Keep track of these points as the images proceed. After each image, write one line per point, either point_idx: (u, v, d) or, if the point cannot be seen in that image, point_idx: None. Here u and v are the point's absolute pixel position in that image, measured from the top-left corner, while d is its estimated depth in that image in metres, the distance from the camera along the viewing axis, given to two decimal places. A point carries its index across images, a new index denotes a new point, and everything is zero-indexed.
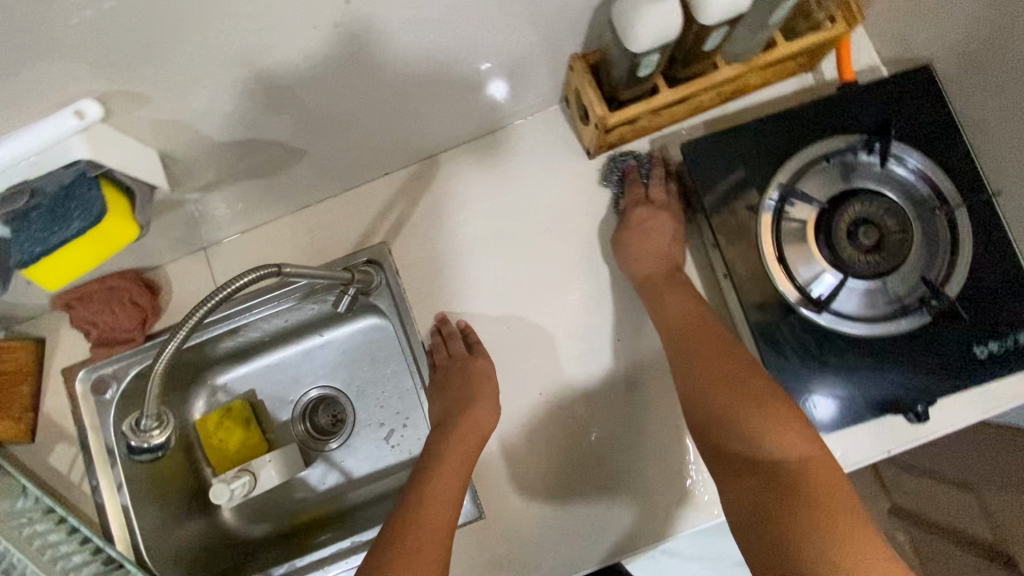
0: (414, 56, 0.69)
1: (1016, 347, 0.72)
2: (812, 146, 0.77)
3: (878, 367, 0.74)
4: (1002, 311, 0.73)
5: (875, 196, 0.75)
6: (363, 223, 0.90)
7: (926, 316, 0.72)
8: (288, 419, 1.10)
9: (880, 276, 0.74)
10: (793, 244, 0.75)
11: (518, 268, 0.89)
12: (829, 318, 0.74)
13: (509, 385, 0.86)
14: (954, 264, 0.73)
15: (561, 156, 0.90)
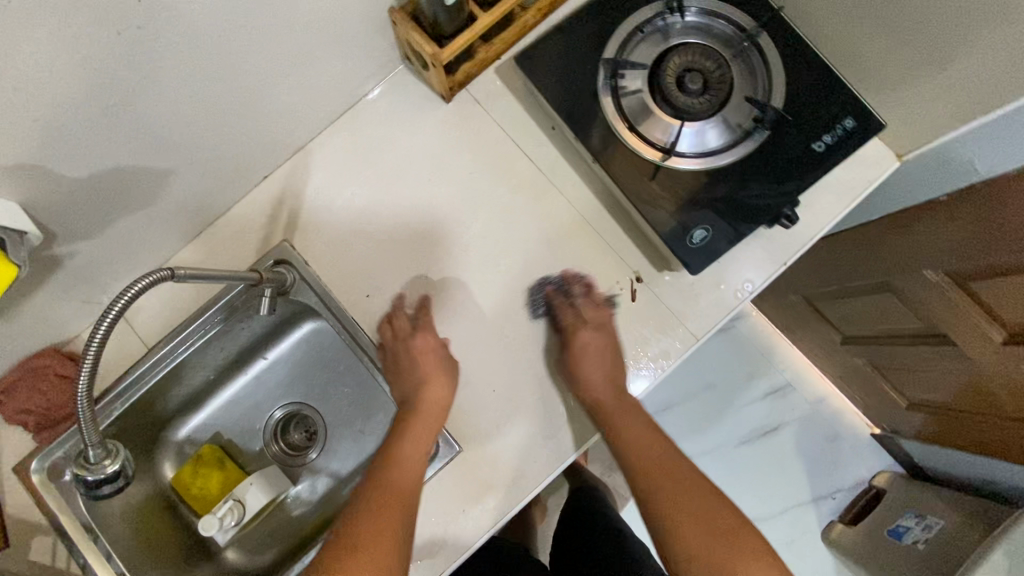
0: (237, 46, 0.73)
1: (845, 132, 0.82)
2: (625, 22, 0.85)
3: (743, 189, 0.82)
4: (824, 107, 0.83)
5: (691, 48, 0.84)
6: (260, 229, 0.94)
7: (763, 133, 0.82)
8: (262, 446, 1.12)
9: (716, 112, 0.82)
10: (636, 111, 0.83)
11: (417, 221, 0.94)
12: (687, 164, 0.82)
13: (443, 326, 0.91)
14: (771, 82, 0.83)
15: (420, 109, 0.96)
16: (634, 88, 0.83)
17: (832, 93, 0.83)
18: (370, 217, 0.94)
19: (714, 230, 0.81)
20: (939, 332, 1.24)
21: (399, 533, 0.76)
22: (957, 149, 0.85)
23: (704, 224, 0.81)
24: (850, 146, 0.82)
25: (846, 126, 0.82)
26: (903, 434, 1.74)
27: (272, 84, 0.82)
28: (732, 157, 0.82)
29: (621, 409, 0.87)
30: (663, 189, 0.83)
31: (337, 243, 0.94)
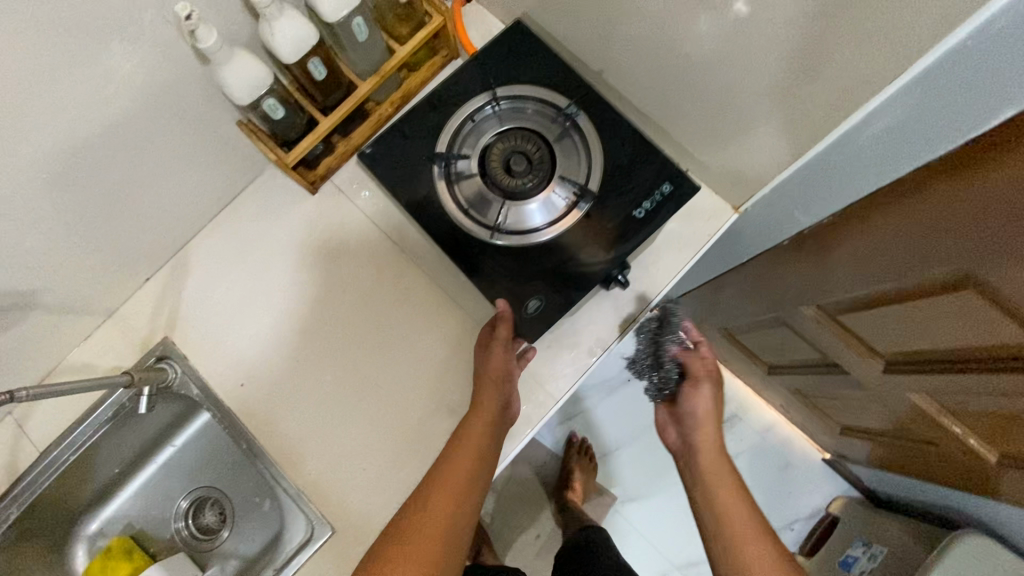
0: (82, 172, 0.81)
1: (664, 197, 0.87)
2: (455, 114, 0.91)
3: (573, 257, 0.88)
4: (642, 176, 0.88)
5: (515, 132, 0.90)
6: (143, 329, 0.99)
7: (587, 202, 0.87)
8: (173, 533, 1.15)
9: (542, 188, 0.88)
10: (469, 195, 0.89)
11: (290, 308, 0.99)
12: (520, 238, 0.87)
13: (315, 408, 0.95)
14: (591, 155, 0.88)
15: (288, 202, 1.02)
16: (466, 174, 0.89)
17: (648, 160, 0.89)
18: (245, 308, 1.00)
19: (548, 299, 0.87)
20: (836, 363, 1.25)
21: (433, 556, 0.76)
22: (775, 199, 0.90)
23: (537, 295, 0.87)
24: (669, 209, 0.87)
25: (665, 190, 0.87)
26: (849, 460, 1.71)
27: (133, 199, 0.90)
28: (561, 228, 0.87)
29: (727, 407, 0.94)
30: (499, 264, 0.88)
31: (215, 335, 0.99)
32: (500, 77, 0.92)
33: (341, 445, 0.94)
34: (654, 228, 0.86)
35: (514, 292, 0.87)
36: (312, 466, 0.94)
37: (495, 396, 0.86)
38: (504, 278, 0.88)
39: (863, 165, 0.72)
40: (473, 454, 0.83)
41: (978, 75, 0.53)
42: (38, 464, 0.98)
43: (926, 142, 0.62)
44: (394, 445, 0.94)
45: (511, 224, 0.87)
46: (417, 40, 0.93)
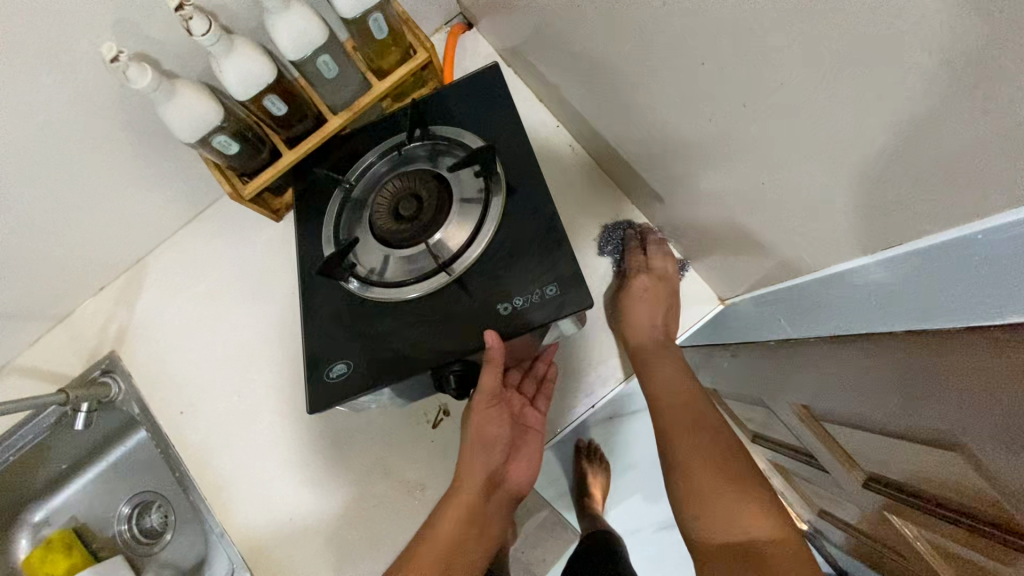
0: (28, 186, 0.77)
1: (541, 300, 0.67)
2: (382, 143, 0.83)
3: (446, 337, 0.69)
4: (527, 260, 0.69)
5: (419, 172, 0.77)
6: (92, 339, 0.97)
7: (446, 276, 0.70)
8: (115, 533, 1.15)
9: (409, 245, 0.73)
10: (356, 231, 0.78)
11: (238, 337, 0.95)
12: (366, 291, 0.74)
13: (250, 446, 0.92)
14: (476, 232, 0.71)
15: (250, 226, 0.98)
16: (360, 203, 0.80)
17: (547, 245, 0.70)
18: (192, 331, 0.96)
19: (354, 366, 0.70)
20: (815, 456, 1.15)
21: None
22: (769, 301, 0.82)
23: (346, 359, 0.71)
24: (538, 317, 0.66)
25: (545, 292, 0.67)
26: (820, 542, 1.62)
27: (82, 214, 0.85)
28: (413, 293, 0.71)
29: (648, 308, 0.95)
30: (426, 309, 0.71)
31: (160, 355, 0.96)
32: (475, 110, 0.81)
33: (270, 491, 0.90)
34: (517, 332, 0.66)
35: (437, 347, 0.68)
36: (241, 507, 0.90)
37: (484, 454, 0.71)
38: (416, 327, 0.70)
39: (847, 307, 0.64)
40: (471, 501, 0.69)
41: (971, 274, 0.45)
42: None
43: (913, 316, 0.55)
44: (325, 498, 0.89)
45: (375, 271, 0.74)
46: (397, 75, 0.85)
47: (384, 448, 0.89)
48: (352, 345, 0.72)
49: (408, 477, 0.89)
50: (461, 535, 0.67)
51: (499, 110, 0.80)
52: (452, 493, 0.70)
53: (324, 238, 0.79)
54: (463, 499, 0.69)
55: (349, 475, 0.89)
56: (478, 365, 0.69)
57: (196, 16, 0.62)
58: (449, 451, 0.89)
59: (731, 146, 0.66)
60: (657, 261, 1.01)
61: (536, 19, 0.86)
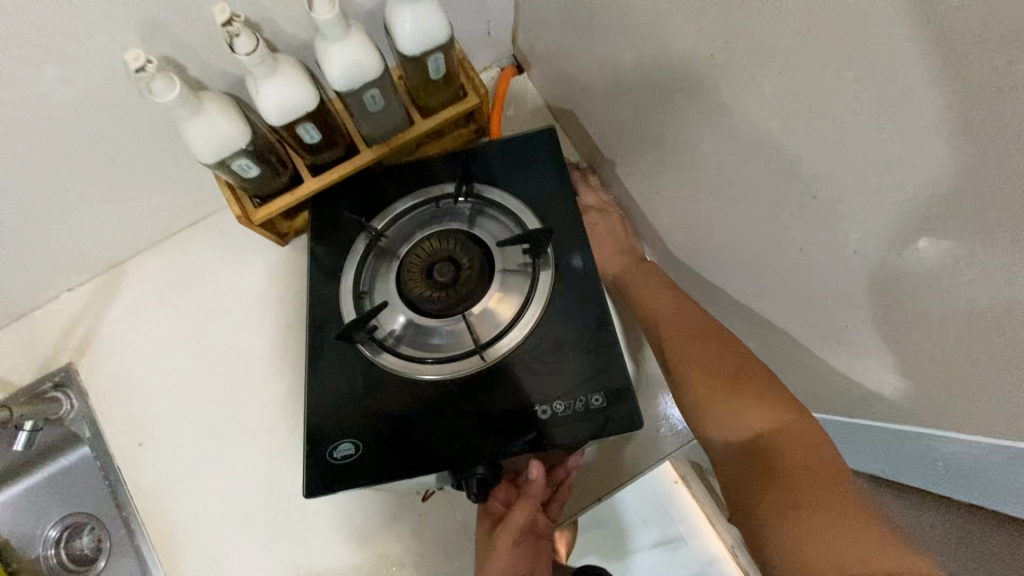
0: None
1: (585, 411, 0.61)
2: (417, 192, 0.75)
3: (473, 429, 0.62)
4: (570, 360, 0.63)
5: (461, 235, 0.71)
6: (47, 346, 0.86)
7: (478, 361, 0.64)
8: (38, 554, 1.02)
9: (442, 316, 0.67)
10: (379, 288, 0.71)
11: (217, 369, 0.85)
12: (383, 358, 0.66)
13: (211, 495, 0.82)
14: (517, 317, 0.66)
15: (250, 246, 0.88)
16: (387, 255, 0.72)
17: (594, 346, 0.64)
18: (167, 356, 0.85)
19: (363, 449, 0.63)
20: None
21: None
22: None
23: (352, 435, 0.63)
24: (578, 430, 0.60)
25: (590, 402, 0.61)
26: None
27: (61, 212, 0.75)
28: (435, 374, 0.65)
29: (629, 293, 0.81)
30: (450, 391, 0.64)
31: (124, 377, 0.85)
32: (528, 174, 0.74)
33: (226, 549, 0.80)
34: (548, 442, 0.60)
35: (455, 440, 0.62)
36: (190, 564, 0.80)
37: None
38: (436, 411, 0.64)
39: (897, 457, 0.56)
40: None
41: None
42: None
43: (990, 495, 0.46)
44: (288, 565, 0.79)
45: (396, 337, 0.67)
46: (443, 118, 0.78)
47: (364, 517, 0.81)
48: (360, 421, 0.64)
49: (386, 553, 0.80)
50: None
51: (550, 178, 0.74)
52: None
53: (341, 288, 0.71)
54: None
55: (321, 542, 0.80)
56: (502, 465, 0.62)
57: (243, 34, 0.54)
58: (436, 529, 0.81)
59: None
60: None
61: (594, 83, 0.80)
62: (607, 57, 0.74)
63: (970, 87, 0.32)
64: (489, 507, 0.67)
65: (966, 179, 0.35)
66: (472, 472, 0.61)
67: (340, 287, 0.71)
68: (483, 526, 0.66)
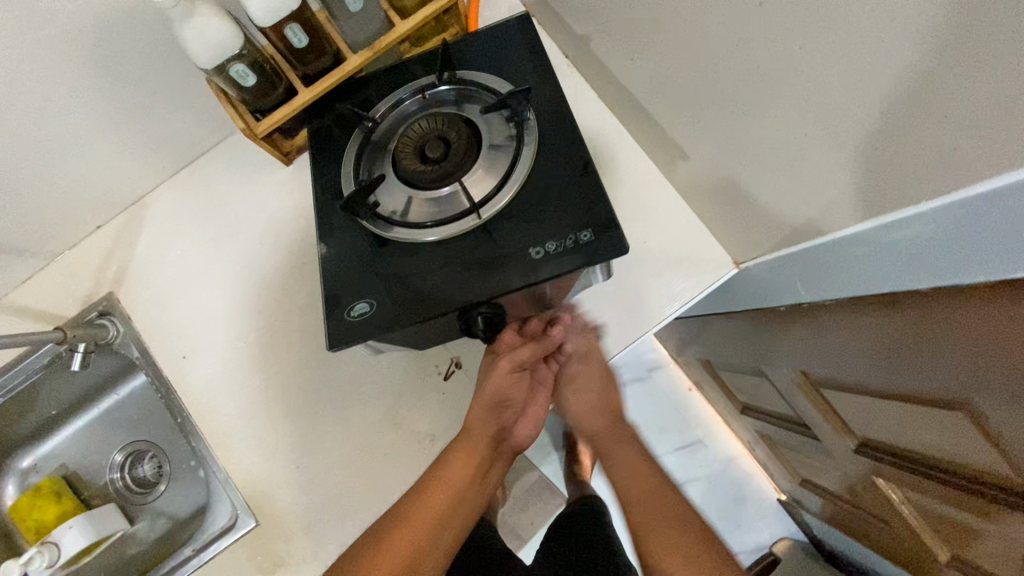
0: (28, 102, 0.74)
1: (575, 245, 0.67)
2: (403, 86, 0.81)
3: (475, 276, 0.69)
4: (558, 208, 0.70)
5: (447, 115, 0.77)
6: (87, 280, 0.94)
7: (474, 220, 0.71)
8: (106, 482, 1.12)
9: (437, 186, 0.73)
10: (378, 173, 0.77)
11: (242, 282, 0.92)
12: (390, 231, 0.73)
13: (252, 393, 0.90)
14: (506, 178, 0.72)
15: (258, 167, 0.94)
16: (382, 145, 0.79)
17: (579, 194, 0.70)
18: (195, 277, 0.93)
19: (378, 306, 0.71)
20: (808, 424, 1.18)
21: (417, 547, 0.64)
22: (782, 265, 0.81)
23: (369, 298, 0.71)
24: (570, 261, 0.67)
25: (579, 238, 0.67)
26: (803, 507, 1.65)
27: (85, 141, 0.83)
28: (437, 235, 0.72)
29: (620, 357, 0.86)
30: (454, 250, 0.72)
31: (160, 299, 0.93)
32: (504, 61, 0.81)
33: (271, 437, 0.89)
34: (543, 275, 0.66)
35: (461, 290, 0.69)
36: (244, 454, 0.89)
37: (497, 419, 0.70)
38: (442, 268, 0.71)
39: (864, 263, 0.64)
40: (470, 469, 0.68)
41: (975, 217, 0.46)
42: None
43: (943, 269, 0.53)
44: (330, 446, 0.88)
45: (399, 212, 0.74)
46: (420, 16, 0.82)
47: (392, 398, 0.89)
48: (374, 285, 0.72)
49: (417, 428, 0.88)
50: (452, 503, 0.67)
51: (524, 60, 0.80)
52: (461, 440, 0.69)
53: (345, 178, 0.78)
54: (473, 451, 0.69)
55: (356, 423, 0.88)
56: (502, 308, 0.70)
57: None
58: (458, 403, 0.88)
59: (755, 112, 0.67)
60: (664, 193, 0.95)
61: None
62: None
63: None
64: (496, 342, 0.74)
65: None
66: (476, 313, 0.69)
67: (344, 178, 0.78)
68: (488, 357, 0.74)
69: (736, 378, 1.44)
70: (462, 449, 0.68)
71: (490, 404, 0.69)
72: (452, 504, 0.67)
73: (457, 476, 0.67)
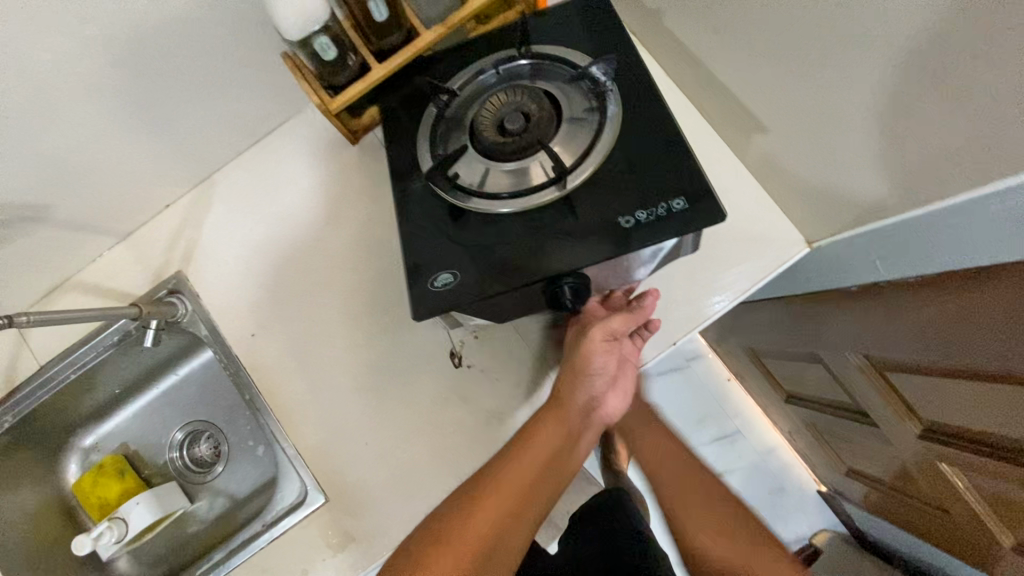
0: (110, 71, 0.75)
1: (666, 215, 0.67)
2: (478, 61, 0.81)
3: (561, 246, 0.69)
4: (645, 179, 0.69)
5: (525, 88, 0.77)
6: (157, 258, 0.95)
7: (557, 192, 0.70)
8: (166, 461, 1.13)
9: (517, 159, 0.73)
10: (456, 146, 0.77)
11: (310, 259, 0.93)
12: (471, 203, 0.73)
13: (321, 370, 0.90)
14: (589, 150, 0.72)
15: (325, 146, 0.95)
16: (459, 118, 0.78)
17: (666, 165, 0.70)
18: (263, 255, 0.93)
19: (462, 276, 0.70)
20: (867, 411, 1.16)
21: (506, 510, 0.65)
22: (860, 241, 0.79)
23: (451, 269, 0.71)
24: (662, 231, 0.66)
25: (671, 208, 0.67)
26: (847, 500, 1.62)
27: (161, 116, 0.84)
28: (517, 207, 0.71)
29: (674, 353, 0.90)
30: (537, 221, 0.71)
31: (229, 277, 0.94)
32: (581, 35, 0.80)
33: (339, 413, 0.89)
34: (634, 245, 0.66)
35: (547, 261, 0.68)
36: (312, 430, 0.89)
37: (586, 389, 0.70)
38: (526, 240, 0.71)
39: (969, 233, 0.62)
40: (558, 436, 0.69)
41: None
42: (44, 370, 1.00)
43: None
44: (398, 423, 0.88)
45: (479, 184, 0.73)
46: None
47: (461, 376, 0.88)
48: (456, 257, 0.72)
49: (486, 406, 0.87)
50: (541, 469, 0.67)
51: (600, 34, 0.80)
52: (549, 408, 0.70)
53: (422, 152, 0.78)
54: (560, 418, 0.69)
55: (424, 401, 0.88)
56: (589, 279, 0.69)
57: None
58: (527, 382, 0.87)
59: (848, 80, 0.66)
60: (733, 171, 0.94)
61: None
62: None
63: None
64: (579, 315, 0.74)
65: None
66: (562, 284, 0.68)
67: (420, 152, 0.78)
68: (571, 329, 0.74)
69: (784, 366, 1.42)
70: (550, 416, 0.69)
71: (574, 373, 0.69)
72: (541, 470, 0.67)
73: (544, 443, 0.68)
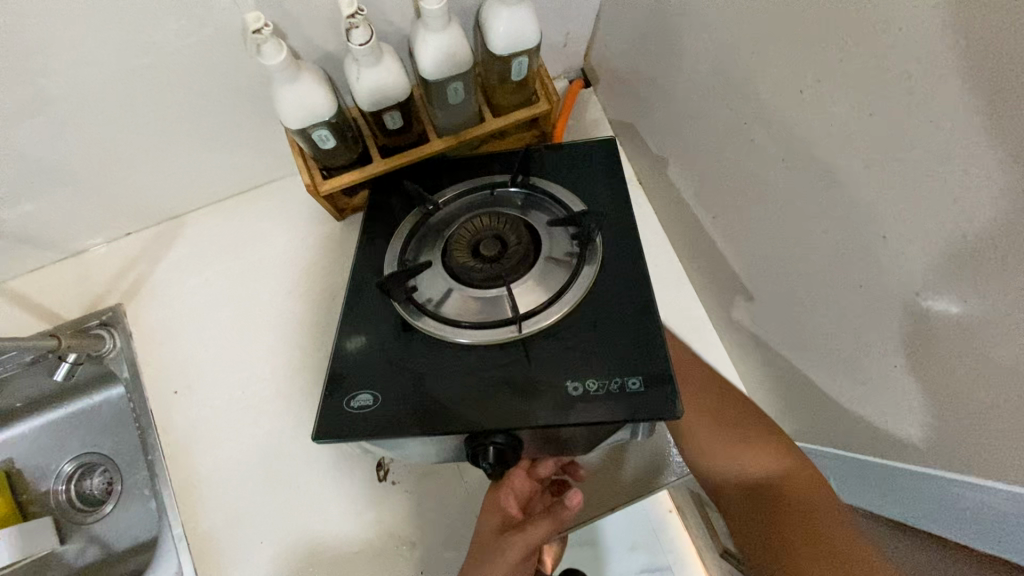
0: (107, 113, 0.73)
1: (619, 392, 0.63)
2: (475, 178, 0.80)
3: (501, 395, 0.65)
4: (605, 346, 0.67)
5: (510, 218, 0.75)
6: (97, 287, 0.89)
7: (513, 333, 0.67)
8: (49, 489, 1.03)
9: (483, 289, 0.70)
10: (426, 258, 0.74)
11: (256, 325, 0.88)
12: (424, 323, 0.69)
13: (232, 446, 0.84)
14: (557, 296, 0.69)
15: (306, 214, 0.92)
16: (436, 229, 0.76)
17: (631, 337, 0.67)
18: (212, 308, 0.89)
19: (385, 400, 0.66)
20: None
21: None
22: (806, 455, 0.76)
23: (377, 389, 0.67)
24: (608, 408, 0.62)
25: (624, 385, 0.64)
26: None
27: (145, 156, 0.81)
28: (469, 340, 0.68)
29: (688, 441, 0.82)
30: (485, 360, 0.67)
31: (167, 323, 0.88)
32: (582, 180, 0.79)
33: (239, 499, 0.81)
34: (577, 417, 0.62)
35: (487, 416, 0.64)
36: (205, 512, 0.81)
37: None
38: (468, 380, 0.66)
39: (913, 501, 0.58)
40: None
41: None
42: None
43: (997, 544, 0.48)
44: (300, 527, 0.80)
45: (439, 305, 0.70)
46: (511, 116, 0.81)
47: (379, 489, 0.82)
48: (392, 379, 0.68)
49: (397, 532, 0.80)
50: None
51: (601, 183, 0.79)
52: None
53: (392, 254, 0.75)
54: None
55: (334, 508, 0.81)
56: (520, 442, 0.64)
57: (361, 26, 0.60)
58: (448, 512, 0.81)
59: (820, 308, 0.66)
60: (702, 338, 0.93)
61: (651, 98, 0.85)
62: (670, 80, 0.79)
63: (1018, 153, 0.37)
64: (503, 503, 0.66)
65: (1003, 214, 0.39)
66: (489, 442, 0.63)
67: (390, 253, 0.75)
68: (493, 521, 0.66)
69: None
70: None
71: None
72: None
73: None
